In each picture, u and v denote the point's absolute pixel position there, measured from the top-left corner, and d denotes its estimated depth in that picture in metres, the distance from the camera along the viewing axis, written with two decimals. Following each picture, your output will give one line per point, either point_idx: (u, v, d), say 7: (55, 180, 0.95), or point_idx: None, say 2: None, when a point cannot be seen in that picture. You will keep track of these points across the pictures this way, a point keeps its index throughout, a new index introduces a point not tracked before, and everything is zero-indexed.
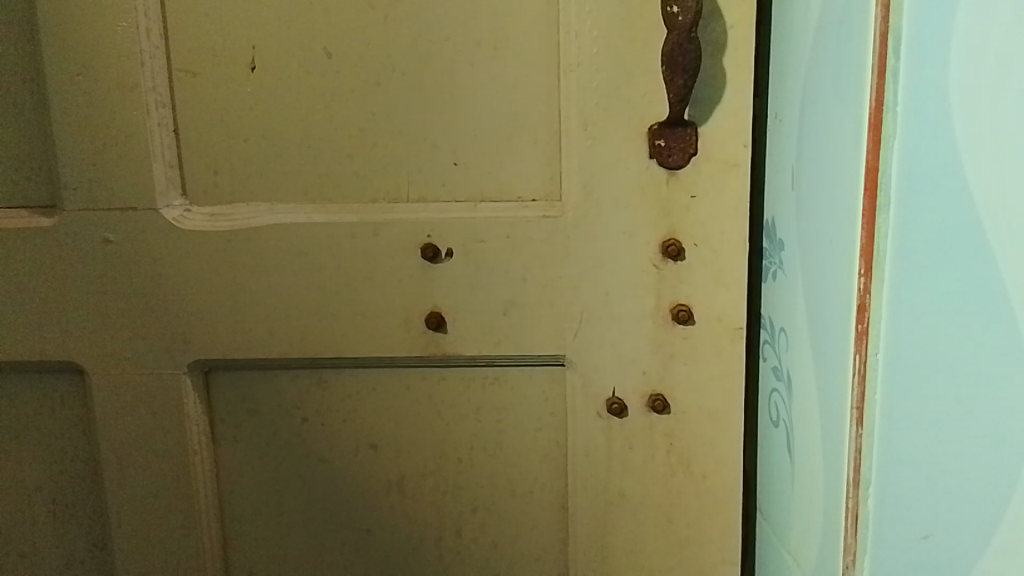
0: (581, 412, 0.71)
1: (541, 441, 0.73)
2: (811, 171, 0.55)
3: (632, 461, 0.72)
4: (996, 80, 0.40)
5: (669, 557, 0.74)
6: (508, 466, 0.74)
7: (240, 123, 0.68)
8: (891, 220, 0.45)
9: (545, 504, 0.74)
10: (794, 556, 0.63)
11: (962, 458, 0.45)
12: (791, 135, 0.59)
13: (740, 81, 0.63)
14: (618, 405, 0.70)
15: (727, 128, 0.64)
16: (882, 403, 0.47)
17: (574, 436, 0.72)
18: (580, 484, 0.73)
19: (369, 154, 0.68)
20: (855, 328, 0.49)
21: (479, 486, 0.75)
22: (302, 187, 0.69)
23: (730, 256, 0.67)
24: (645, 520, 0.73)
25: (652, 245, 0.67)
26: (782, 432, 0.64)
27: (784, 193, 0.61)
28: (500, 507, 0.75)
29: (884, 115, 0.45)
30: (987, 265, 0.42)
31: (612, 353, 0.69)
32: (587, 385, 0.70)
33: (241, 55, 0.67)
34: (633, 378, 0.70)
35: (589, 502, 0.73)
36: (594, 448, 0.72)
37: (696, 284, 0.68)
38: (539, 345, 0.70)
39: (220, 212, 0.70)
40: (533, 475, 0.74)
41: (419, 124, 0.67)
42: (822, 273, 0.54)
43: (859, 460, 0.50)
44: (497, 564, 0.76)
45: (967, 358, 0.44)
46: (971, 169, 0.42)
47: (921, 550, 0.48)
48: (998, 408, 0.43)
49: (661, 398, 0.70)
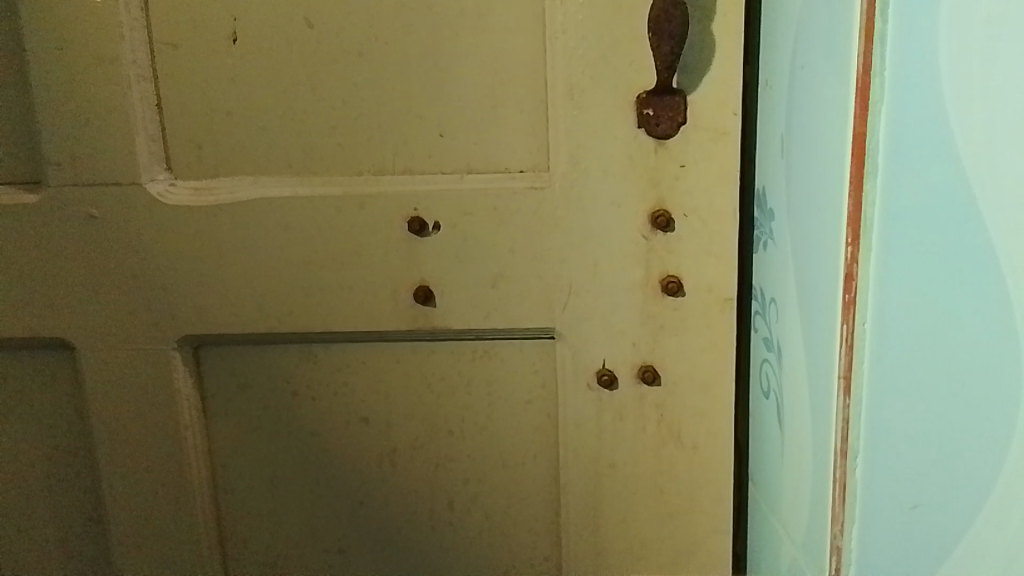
0: (571, 385, 0.71)
1: (531, 413, 0.73)
2: (800, 137, 0.54)
3: (623, 432, 0.72)
4: (982, 46, 0.40)
5: (661, 528, 0.74)
6: (499, 437, 0.74)
7: (221, 97, 0.67)
8: (879, 186, 0.46)
9: (537, 477, 0.75)
10: (784, 526, 0.63)
11: (948, 425, 0.46)
12: (781, 101, 0.58)
13: (728, 47, 0.62)
14: (609, 377, 0.70)
15: (717, 94, 0.63)
16: (871, 370, 0.49)
17: (564, 408, 0.72)
18: (571, 456, 0.73)
19: (354, 128, 0.67)
20: (842, 297, 0.50)
21: (470, 460, 0.75)
22: (287, 161, 0.68)
23: (719, 226, 0.66)
24: (637, 492, 0.73)
25: (641, 216, 0.67)
26: (772, 403, 0.64)
27: (774, 161, 0.60)
28: (491, 479, 0.75)
29: (872, 81, 0.45)
30: (976, 233, 0.42)
31: (602, 325, 0.69)
32: (577, 357, 0.70)
33: (221, 27, 0.65)
34: (623, 350, 0.70)
35: (580, 473, 0.73)
36: (584, 420, 0.72)
37: (685, 255, 0.67)
38: (528, 317, 0.70)
39: (203, 186, 0.69)
40: (525, 449, 0.74)
41: (405, 96, 0.66)
42: (809, 242, 0.54)
43: (847, 429, 0.51)
44: (492, 537, 0.76)
45: (958, 329, 0.45)
46: (959, 137, 0.42)
47: (912, 519, 0.49)
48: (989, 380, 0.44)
49: (650, 369, 0.70)
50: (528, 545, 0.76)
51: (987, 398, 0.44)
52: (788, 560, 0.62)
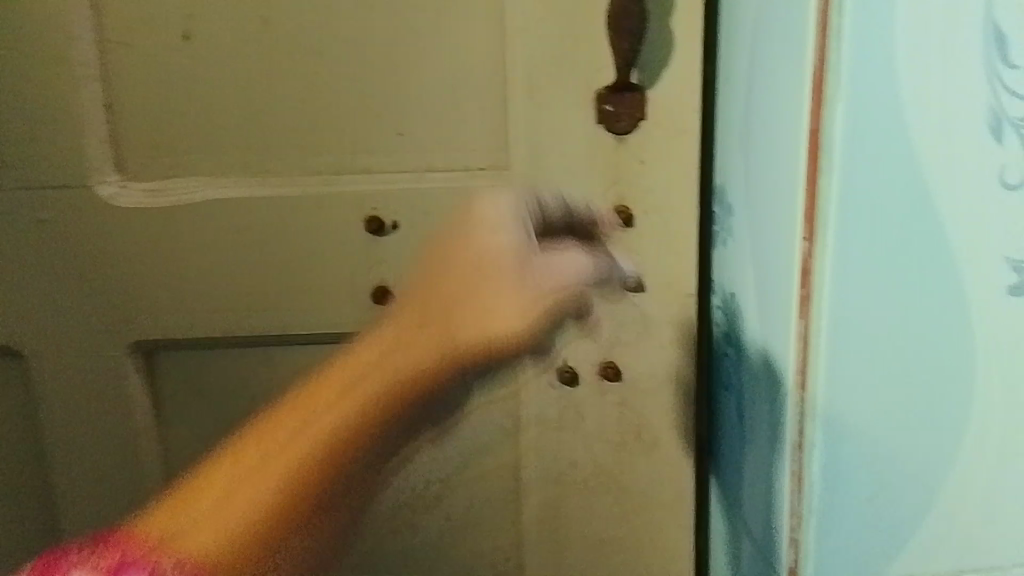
0: (533, 382, 0.72)
1: (493, 412, 0.73)
2: (757, 133, 0.55)
3: (585, 430, 0.72)
4: (934, 47, 0.44)
5: (622, 526, 0.74)
6: (461, 437, 0.74)
7: (177, 97, 0.65)
8: (836, 181, 0.46)
9: (499, 475, 0.75)
10: (744, 520, 0.63)
11: (900, 404, 0.50)
12: (738, 98, 0.58)
13: (687, 44, 0.62)
14: (570, 373, 0.71)
15: (676, 91, 0.63)
16: (829, 365, 0.49)
17: (526, 404, 0.72)
18: (533, 453, 0.73)
19: (313, 128, 0.66)
20: (799, 291, 0.49)
21: (432, 461, 0.74)
22: (245, 161, 0.67)
23: (679, 223, 0.66)
24: (598, 490, 0.73)
25: (601, 213, 0.67)
26: (731, 398, 0.65)
27: (733, 157, 0.60)
28: (454, 479, 0.75)
29: (828, 75, 0.45)
30: (924, 221, 0.47)
31: (564, 322, 0.70)
32: (539, 355, 0.71)
33: (174, 24, 0.64)
34: (584, 346, 0.70)
35: (543, 471, 0.73)
36: (546, 417, 0.72)
37: (645, 252, 0.67)
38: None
39: (160, 187, 0.67)
40: (486, 448, 0.74)
41: (365, 95, 0.65)
42: (767, 238, 0.54)
43: (803, 426, 0.51)
44: (454, 535, 0.76)
45: (910, 312, 0.48)
46: (911, 135, 0.46)
47: (868, 500, 0.51)
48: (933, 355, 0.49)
49: (612, 366, 0.70)
50: (490, 543, 0.77)
51: (935, 374, 0.49)
52: (748, 554, 0.63)
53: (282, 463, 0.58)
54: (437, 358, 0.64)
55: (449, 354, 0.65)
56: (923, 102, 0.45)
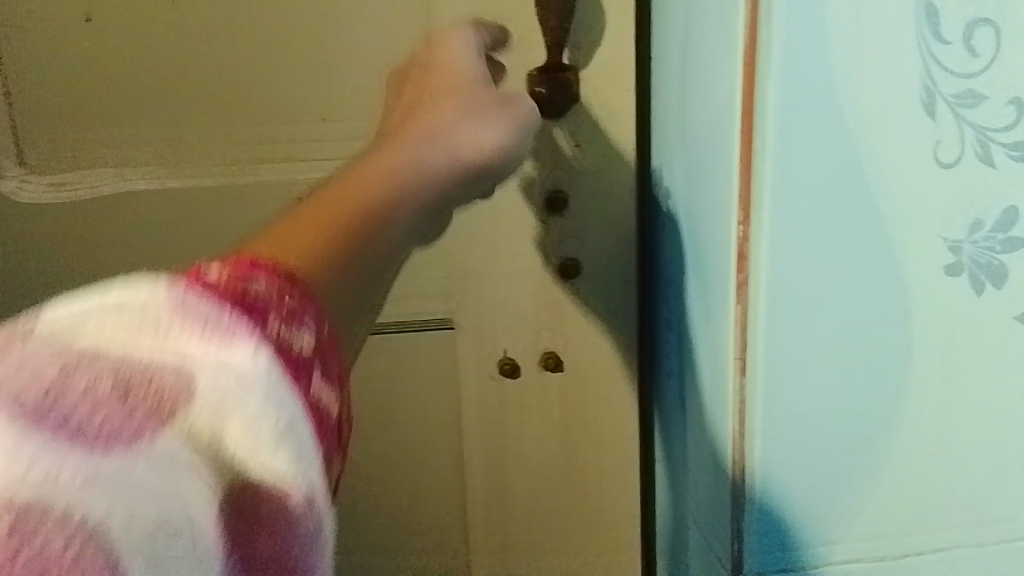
0: (471, 377, 0.67)
1: (429, 408, 0.69)
2: (698, 110, 0.51)
3: (527, 425, 0.68)
4: (868, 24, 0.44)
5: (567, 523, 0.71)
6: (394, 436, 0.70)
7: (74, 85, 0.61)
8: (768, 164, 0.46)
9: (439, 475, 0.71)
10: (690, 509, 0.60)
11: (840, 388, 0.50)
12: (675, 71, 0.56)
13: (619, 22, 0.59)
14: (510, 365, 0.66)
15: (610, 69, 0.60)
16: (765, 350, 0.49)
17: (465, 400, 0.68)
18: (473, 450, 0.69)
19: (226, 115, 0.62)
20: (734, 278, 0.49)
21: (361, 462, 0.70)
22: (152, 149, 0.63)
23: (615, 203, 0.63)
24: (542, 486, 0.70)
25: (534, 194, 0.63)
26: (674, 384, 0.62)
27: (670, 132, 0.57)
28: (391, 479, 0.71)
29: (758, 54, 0.45)
30: (863, 205, 0.47)
31: (499, 312, 0.66)
32: (474, 346, 0.67)
33: (72, 4, 0.59)
34: (519, 336, 0.66)
35: (483, 468, 0.69)
36: (484, 413, 0.68)
37: (584, 234, 0.64)
38: (427, 304, 0.67)
39: (59, 180, 0.63)
40: (427, 447, 0.70)
41: (281, 79, 0.62)
42: (703, 224, 0.52)
43: (743, 412, 0.50)
44: (393, 539, 0.72)
45: (849, 296, 0.49)
46: (847, 115, 0.46)
47: (807, 488, 0.51)
48: (875, 338, 0.49)
49: (553, 356, 0.66)
50: (434, 547, 0.72)
51: (877, 357, 0.49)
52: (692, 543, 0.60)
53: (317, 222, 0.43)
54: (401, 166, 0.49)
55: (417, 156, 0.51)
56: (854, 78, 0.45)
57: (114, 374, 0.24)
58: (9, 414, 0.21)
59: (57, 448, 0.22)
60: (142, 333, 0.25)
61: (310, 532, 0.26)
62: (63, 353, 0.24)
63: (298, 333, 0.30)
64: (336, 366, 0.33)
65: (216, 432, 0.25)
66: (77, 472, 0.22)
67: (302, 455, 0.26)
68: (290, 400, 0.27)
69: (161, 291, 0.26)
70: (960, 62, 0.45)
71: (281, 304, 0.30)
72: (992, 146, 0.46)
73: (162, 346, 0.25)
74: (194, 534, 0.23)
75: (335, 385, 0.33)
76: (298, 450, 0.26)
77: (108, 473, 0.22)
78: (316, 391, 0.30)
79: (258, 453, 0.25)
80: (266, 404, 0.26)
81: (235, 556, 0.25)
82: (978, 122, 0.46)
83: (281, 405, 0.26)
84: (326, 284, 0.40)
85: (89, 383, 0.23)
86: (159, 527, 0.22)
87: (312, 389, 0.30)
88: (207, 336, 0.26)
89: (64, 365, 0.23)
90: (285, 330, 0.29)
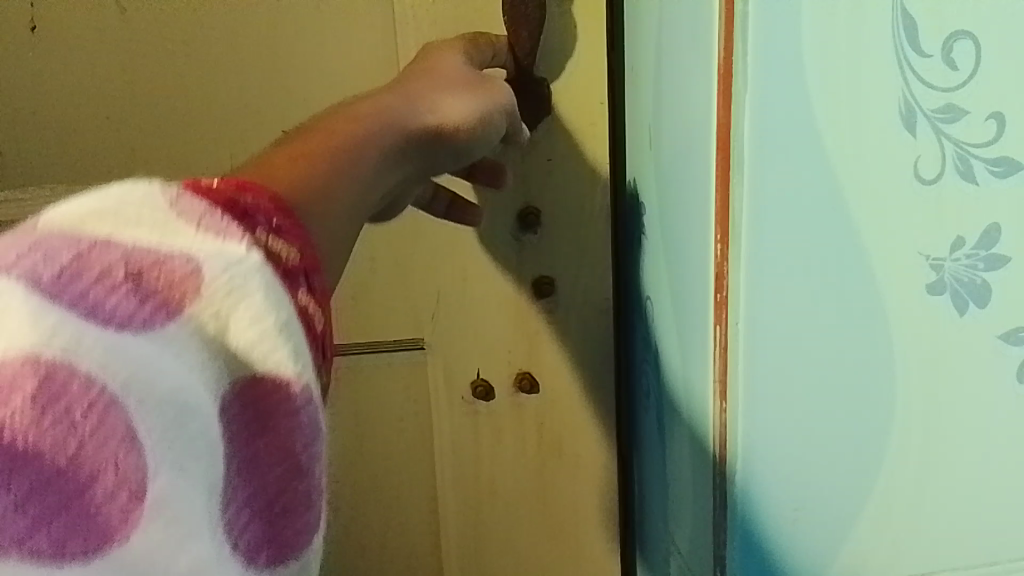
0: (444, 401, 0.68)
1: (403, 436, 0.69)
2: (669, 130, 0.53)
3: (504, 450, 0.69)
4: (847, 35, 0.43)
5: (538, 546, 0.72)
6: (373, 465, 0.70)
7: (37, 98, 0.59)
8: (746, 180, 0.45)
9: (414, 504, 0.71)
10: (673, 538, 0.62)
11: (824, 415, 0.49)
12: (648, 92, 0.57)
13: (591, 38, 0.61)
14: (482, 387, 0.67)
15: (583, 83, 0.61)
16: (745, 375, 0.48)
17: (438, 425, 0.68)
18: (447, 474, 0.70)
19: (198, 130, 0.61)
20: (714, 298, 0.48)
21: (342, 491, 0.70)
22: (105, 166, 0.61)
23: (591, 225, 0.64)
24: (520, 509, 0.71)
25: (507, 216, 0.64)
26: (652, 407, 0.64)
27: (644, 153, 0.59)
28: (365, 508, 0.71)
29: (733, 65, 0.44)
30: (846, 225, 0.46)
31: (474, 333, 0.66)
32: (449, 369, 0.67)
33: None
34: (499, 359, 0.67)
35: (459, 492, 0.70)
36: (459, 437, 0.69)
37: (559, 257, 0.65)
38: (393, 326, 0.66)
39: (6, 199, 0.61)
40: (404, 473, 0.70)
41: (254, 98, 0.60)
42: (681, 242, 0.53)
43: (723, 438, 0.50)
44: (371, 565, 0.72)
45: (833, 319, 0.47)
46: (826, 129, 0.44)
47: (794, 522, 0.50)
48: (864, 364, 0.48)
49: (528, 377, 0.67)
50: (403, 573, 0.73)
51: (861, 383, 0.48)
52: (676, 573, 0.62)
53: (296, 160, 0.42)
54: (378, 108, 0.48)
55: (398, 98, 0.49)
56: (827, 95, 0.44)
57: (126, 263, 0.27)
58: (28, 285, 0.25)
59: (73, 315, 0.25)
60: (142, 226, 0.28)
61: (307, 423, 0.30)
62: (75, 239, 0.26)
63: (288, 245, 0.33)
64: (318, 279, 0.34)
65: (220, 329, 0.28)
66: (97, 336, 0.25)
67: (295, 339, 0.30)
68: (279, 290, 0.30)
69: (158, 187, 0.29)
70: (940, 76, 0.44)
71: (271, 222, 0.33)
72: (973, 161, 0.45)
73: (164, 239, 0.28)
74: (204, 422, 0.27)
75: (322, 303, 0.35)
76: (293, 337, 0.30)
77: (126, 340, 0.25)
78: (298, 301, 0.32)
79: (259, 335, 0.28)
80: (263, 294, 0.29)
81: (242, 437, 0.28)
82: (958, 136, 0.45)
83: (278, 300, 0.30)
84: (305, 209, 0.40)
85: (100, 278, 0.26)
86: (163, 397, 0.25)
87: (298, 297, 0.32)
88: (205, 231, 0.29)
89: (78, 253, 0.26)
90: (274, 243, 0.32)
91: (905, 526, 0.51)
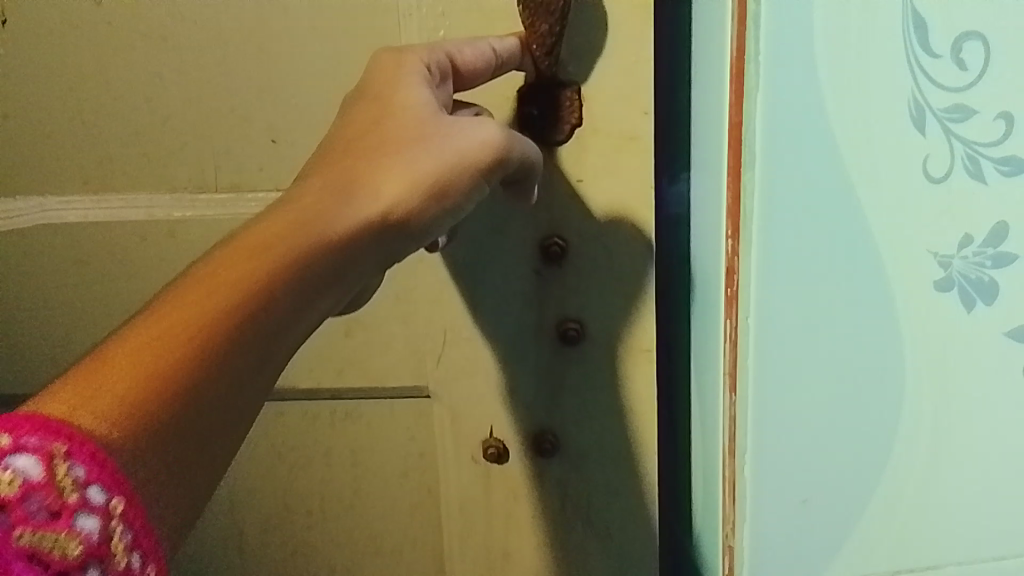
0: (451, 451, 0.65)
1: (406, 491, 0.67)
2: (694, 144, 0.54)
3: (520, 515, 0.65)
4: (856, 35, 0.43)
5: None
6: (372, 522, 0.68)
7: (13, 103, 0.58)
8: (756, 175, 0.45)
9: (417, 556, 0.69)
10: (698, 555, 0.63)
11: (832, 413, 0.50)
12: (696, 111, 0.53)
13: (624, 45, 0.55)
14: (494, 449, 0.63)
15: (617, 93, 0.56)
16: (754, 366, 0.48)
17: (445, 486, 0.66)
18: (457, 537, 0.67)
19: (180, 143, 0.58)
20: (725, 293, 0.49)
21: (337, 546, 0.69)
22: (81, 176, 0.59)
23: (630, 261, 0.59)
24: None
25: (527, 245, 0.60)
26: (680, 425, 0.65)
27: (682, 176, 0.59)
28: (364, 566, 0.69)
29: (745, 65, 0.44)
30: (857, 227, 0.46)
31: (484, 396, 0.63)
32: (457, 423, 0.64)
33: None
34: (516, 419, 0.63)
35: (472, 558, 0.67)
36: (468, 497, 0.65)
37: (588, 296, 0.60)
38: (393, 372, 0.63)
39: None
40: (409, 535, 0.68)
41: (244, 105, 0.58)
42: (699, 246, 0.54)
43: (733, 431, 0.50)
44: None
45: (838, 318, 0.48)
46: (839, 128, 0.44)
47: (799, 512, 0.51)
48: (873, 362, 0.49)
49: (548, 439, 0.63)
50: None
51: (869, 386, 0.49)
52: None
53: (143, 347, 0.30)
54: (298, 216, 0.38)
55: (321, 203, 0.38)
56: (838, 96, 0.44)
57: None
58: None
59: None
60: None
61: None
62: None
63: (70, 532, 0.26)
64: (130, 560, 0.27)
65: None
66: None
67: None
68: None
69: None
70: (952, 77, 0.44)
71: (48, 501, 0.26)
72: (983, 162, 0.46)
73: None
74: None
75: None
76: None
77: None
78: None
79: None
80: None
81: None
82: (968, 136, 0.45)
83: None
84: (151, 440, 0.28)
85: None
86: None
87: None
88: None
89: None
90: (44, 535, 0.26)
91: (916, 531, 0.52)
